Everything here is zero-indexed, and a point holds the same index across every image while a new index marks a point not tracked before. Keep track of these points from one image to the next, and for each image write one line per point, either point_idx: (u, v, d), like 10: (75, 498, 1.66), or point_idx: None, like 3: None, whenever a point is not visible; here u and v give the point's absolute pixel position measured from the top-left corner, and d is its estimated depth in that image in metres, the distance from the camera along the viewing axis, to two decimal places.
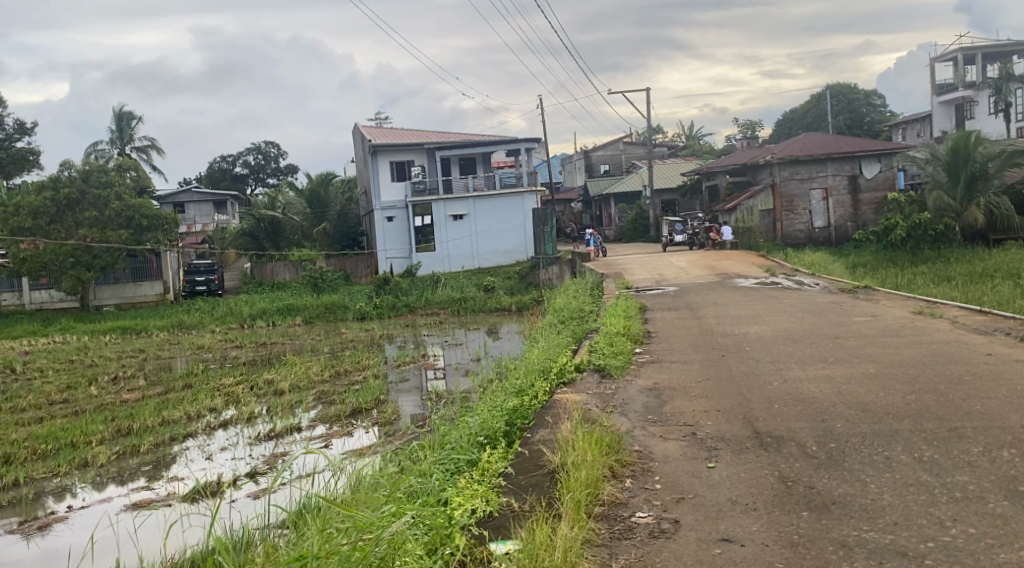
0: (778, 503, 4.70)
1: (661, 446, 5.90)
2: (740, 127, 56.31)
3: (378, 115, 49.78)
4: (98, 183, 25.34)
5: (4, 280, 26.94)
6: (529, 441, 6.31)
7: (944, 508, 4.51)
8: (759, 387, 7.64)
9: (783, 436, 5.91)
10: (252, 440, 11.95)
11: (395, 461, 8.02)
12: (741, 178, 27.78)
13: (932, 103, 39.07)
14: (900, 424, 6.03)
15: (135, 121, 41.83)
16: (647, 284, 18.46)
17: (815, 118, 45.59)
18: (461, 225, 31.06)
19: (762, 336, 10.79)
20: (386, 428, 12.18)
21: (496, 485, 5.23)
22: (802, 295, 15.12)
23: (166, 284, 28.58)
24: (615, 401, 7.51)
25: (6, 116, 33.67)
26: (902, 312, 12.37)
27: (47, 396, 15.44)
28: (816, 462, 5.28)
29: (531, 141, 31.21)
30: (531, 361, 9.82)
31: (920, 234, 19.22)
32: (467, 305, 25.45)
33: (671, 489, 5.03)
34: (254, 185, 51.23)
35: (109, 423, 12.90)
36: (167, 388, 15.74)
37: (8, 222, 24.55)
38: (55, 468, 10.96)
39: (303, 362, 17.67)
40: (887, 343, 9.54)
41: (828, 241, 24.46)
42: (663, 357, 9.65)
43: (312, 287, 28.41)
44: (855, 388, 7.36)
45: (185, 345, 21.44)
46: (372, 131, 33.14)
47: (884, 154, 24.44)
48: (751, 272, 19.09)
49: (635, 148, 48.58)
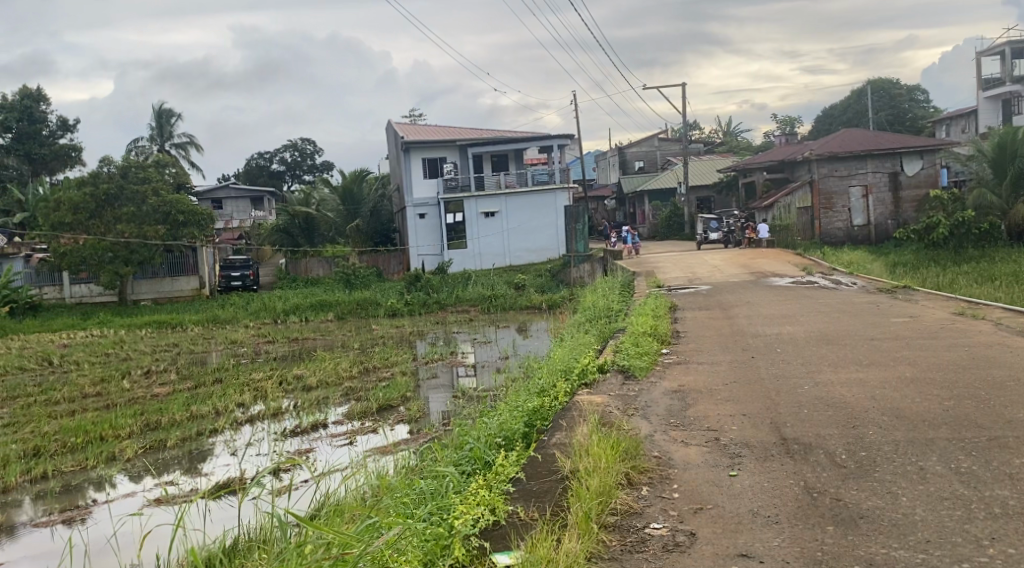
0: (802, 517, 4.43)
1: (681, 453, 5.65)
2: (779, 123, 55.52)
3: (412, 112, 49.80)
4: (136, 179, 25.60)
5: (46, 275, 27.30)
6: (545, 444, 6.08)
7: (981, 525, 4.21)
8: (789, 391, 7.35)
9: (812, 444, 5.62)
10: (278, 436, 11.85)
11: (416, 462, 7.84)
12: (778, 175, 27.25)
13: (978, 98, 38.14)
14: (938, 432, 5.71)
15: (174, 117, 42.30)
16: (680, 282, 18.14)
17: (855, 114, 44.79)
18: (494, 222, 30.87)
19: (795, 337, 10.46)
20: (411, 426, 11.94)
21: (504, 492, 5.02)
22: (839, 295, 14.69)
23: (202, 279, 28.66)
24: (638, 403, 7.27)
25: (50, 114, 34.19)
26: (943, 313, 11.95)
27: (80, 389, 15.54)
28: (844, 473, 4.99)
29: (564, 137, 30.95)
30: (554, 361, 9.59)
31: (964, 232, 18.61)
32: (498, 303, 25.22)
33: (690, 499, 4.78)
34: (291, 182, 51.51)
35: (139, 417, 12.89)
36: (198, 383, 15.77)
37: (49, 217, 24.82)
38: (83, 461, 10.95)
39: (333, 358, 17.59)
40: (925, 346, 9.17)
41: (868, 239, 23.76)
42: (691, 358, 9.36)
43: (345, 284, 28.43)
44: (890, 393, 7.03)
45: (219, 339, 21.52)
46: (406, 128, 33.13)
47: (926, 150, 23.83)
48: (787, 271, 18.60)
49: (670, 144, 47.89)
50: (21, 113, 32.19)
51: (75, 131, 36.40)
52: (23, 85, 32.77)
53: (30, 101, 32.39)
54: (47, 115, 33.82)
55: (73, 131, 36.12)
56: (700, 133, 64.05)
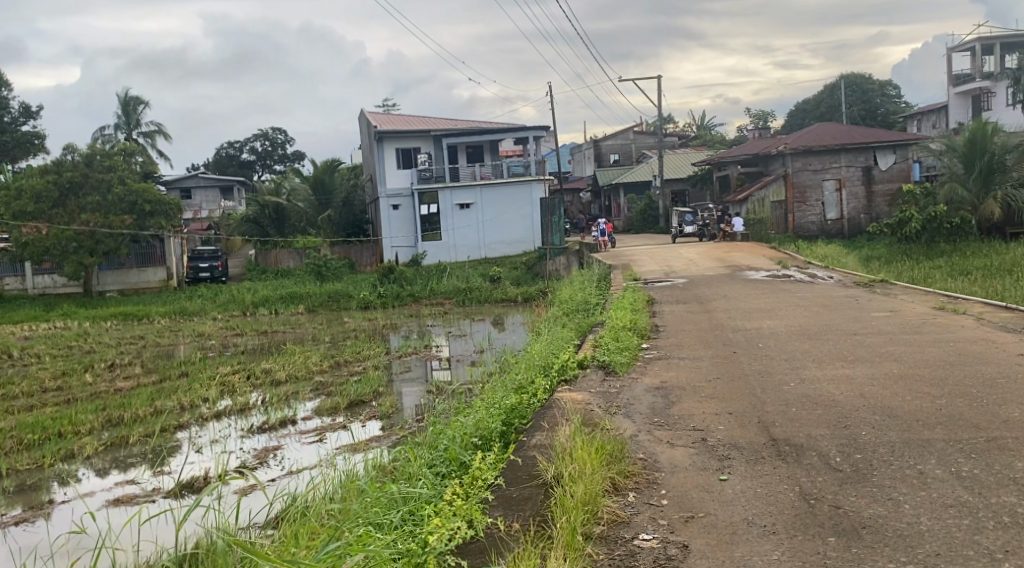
0: (802, 527, 4.16)
1: (667, 454, 5.38)
2: (752, 118, 55.58)
3: (386, 103, 49.26)
4: (101, 167, 24.85)
5: (7, 265, 26.56)
6: (523, 445, 5.73)
7: (991, 535, 3.96)
8: (774, 388, 7.08)
9: (804, 445, 5.35)
10: (245, 432, 11.46)
11: (389, 461, 7.52)
12: (753, 169, 27.07)
13: (949, 94, 38.23)
14: (933, 432, 5.49)
15: (141, 105, 41.39)
16: (656, 275, 17.94)
17: (829, 108, 44.84)
18: (468, 214, 30.46)
19: (776, 332, 10.24)
20: (383, 422, 11.59)
21: (481, 501, 4.70)
22: (816, 289, 14.52)
23: (169, 270, 28.10)
24: (620, 400, 6.99)
25: (12, 99, 33.23)
26: (923, 308, 11.78)
27: (40, 383, 15.00)
28: (841, 477, 4.73)
29: (540, 128, 30.65)
30: (531, 356, 9.30)
31: (935, 227, 18.65)
32: (473, 296, 24.92)
33: (679, 506, 4.49)
34: (261, 172, 50.73)
35: (100, 413, 12.40)
36: (163, 377, 15.31)
37: (10, 206, 24.05)
38: (39, 459, 10.44)
39: (303, 352, 17.15)
40: (909, 341, 8.98)
41: (841, 233, 23.79)
42: (671, 353, 9.12)
43: (316, 275, 27.90)
44: (879, 390, 6.80)
45: (186, 332, 21.00)
46: (379, 117, 32.63)
47: (899, 145, 23.77)
48: (762, 265, 18.47)
49: (645, 137, 47.68)
50: None
51: (38, 118, 35.48)
52: None
53: None
54: (9, 100, 32.86)
55: (36, 119, 35.21)
56: (674, 127, 63.89)
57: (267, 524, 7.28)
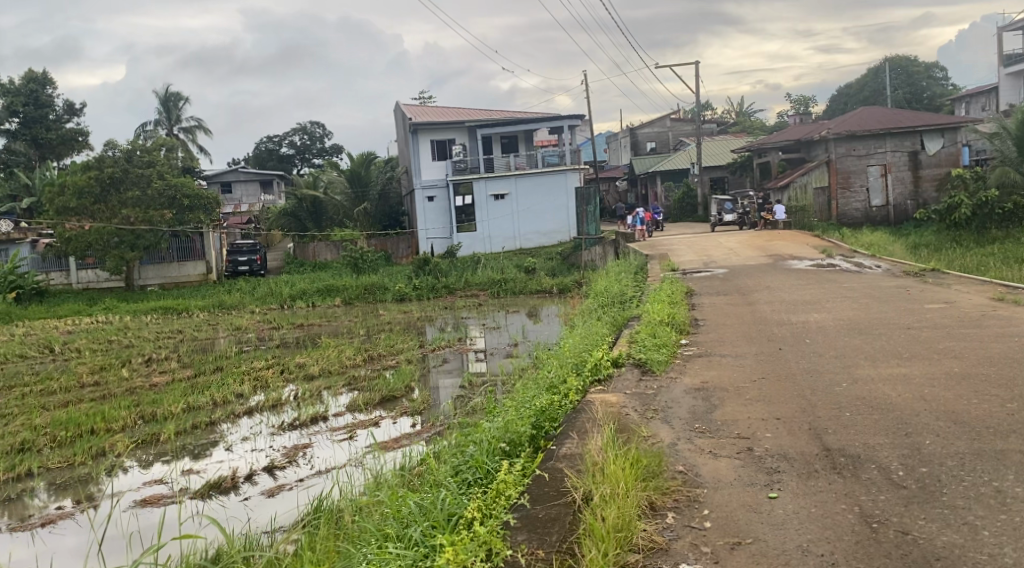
0: (864, 558, 3.73)
1: (709, 466, 4.91)
2: (793, 103, 54.42)
3: (421, 95, 48.98)
4: (141, 162, 24.67)
5: (52, 260, 26.65)
6: (552, 454, 5.29)
7: None
8: (825, 390, 6.56)
9: (862, 457, 4.85)
10: (276, 430, 11.16)
11: (416, 465, 7.10)
12: (794, 155, 26.20)
13: (999, 75, 36.88)
14: (1006, 442, 4.95)
15: (181, 101, 41.53)
16: (695, 266, 17.33)
17: (873, 92, 43.76)
18: (503, 205, 30.03)
19: (822, 326, 9.67)
20: (415, 418, 11.23)
21: (504, 525, 4.28)
22: (864, 279, 13.84)
23: (209, 264, 27.97)
24: (657, 403, 6.52)
25: (56, 97, 33.34)
26: (980, 299, 11.10)
27: (78, 378, 14.90)
28: (905, 496, 4.23)
29: (575, 117, 30.05)
30: (564, 352, 8.83)
31: (986, 212, 17.78)
32: (507, 288, 24.51)
33: (722, 529, 4.07)
34: (300, 166, 50.81)
35: (134, 409, 12.18)
36: (197, 371, 15.12)
37: (53, 202, 24.13)
38: (71, 457, 10.18)
39: (336, 345, 16.83)
40: (970, 336, 8.38)
41: (886, 220, 22.89)
42: (712, 350, 8.61)
43: (352, 268, 27.41)
44: (941, 392, 6.24)
45: (223, 325, 20.89)
46: (414, 109, 32.31)
47: (947, 128, 22.85)
48: (806, 253, 17.77)
49: (683, 124, 46.88)
50: (27, 97, 31.22)
51: (81, 115, 35.70)
52: (28, 68, 31.76)
53: (35, 85, 31.52)
54: (53, 98, 32.95)
55: (79, 115, 35.42)
56: (713, 114, 62.93)
57: (289, 530, 6.92)
